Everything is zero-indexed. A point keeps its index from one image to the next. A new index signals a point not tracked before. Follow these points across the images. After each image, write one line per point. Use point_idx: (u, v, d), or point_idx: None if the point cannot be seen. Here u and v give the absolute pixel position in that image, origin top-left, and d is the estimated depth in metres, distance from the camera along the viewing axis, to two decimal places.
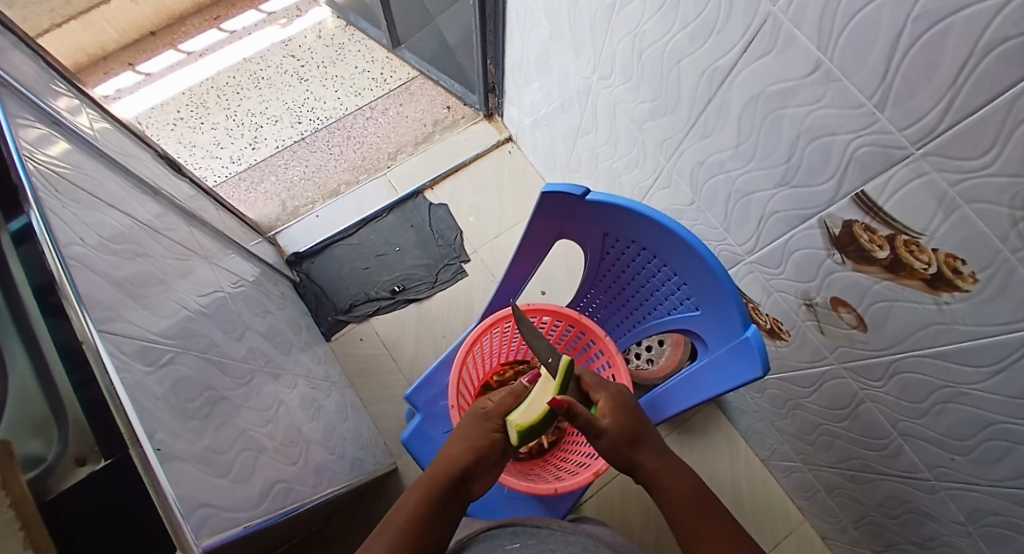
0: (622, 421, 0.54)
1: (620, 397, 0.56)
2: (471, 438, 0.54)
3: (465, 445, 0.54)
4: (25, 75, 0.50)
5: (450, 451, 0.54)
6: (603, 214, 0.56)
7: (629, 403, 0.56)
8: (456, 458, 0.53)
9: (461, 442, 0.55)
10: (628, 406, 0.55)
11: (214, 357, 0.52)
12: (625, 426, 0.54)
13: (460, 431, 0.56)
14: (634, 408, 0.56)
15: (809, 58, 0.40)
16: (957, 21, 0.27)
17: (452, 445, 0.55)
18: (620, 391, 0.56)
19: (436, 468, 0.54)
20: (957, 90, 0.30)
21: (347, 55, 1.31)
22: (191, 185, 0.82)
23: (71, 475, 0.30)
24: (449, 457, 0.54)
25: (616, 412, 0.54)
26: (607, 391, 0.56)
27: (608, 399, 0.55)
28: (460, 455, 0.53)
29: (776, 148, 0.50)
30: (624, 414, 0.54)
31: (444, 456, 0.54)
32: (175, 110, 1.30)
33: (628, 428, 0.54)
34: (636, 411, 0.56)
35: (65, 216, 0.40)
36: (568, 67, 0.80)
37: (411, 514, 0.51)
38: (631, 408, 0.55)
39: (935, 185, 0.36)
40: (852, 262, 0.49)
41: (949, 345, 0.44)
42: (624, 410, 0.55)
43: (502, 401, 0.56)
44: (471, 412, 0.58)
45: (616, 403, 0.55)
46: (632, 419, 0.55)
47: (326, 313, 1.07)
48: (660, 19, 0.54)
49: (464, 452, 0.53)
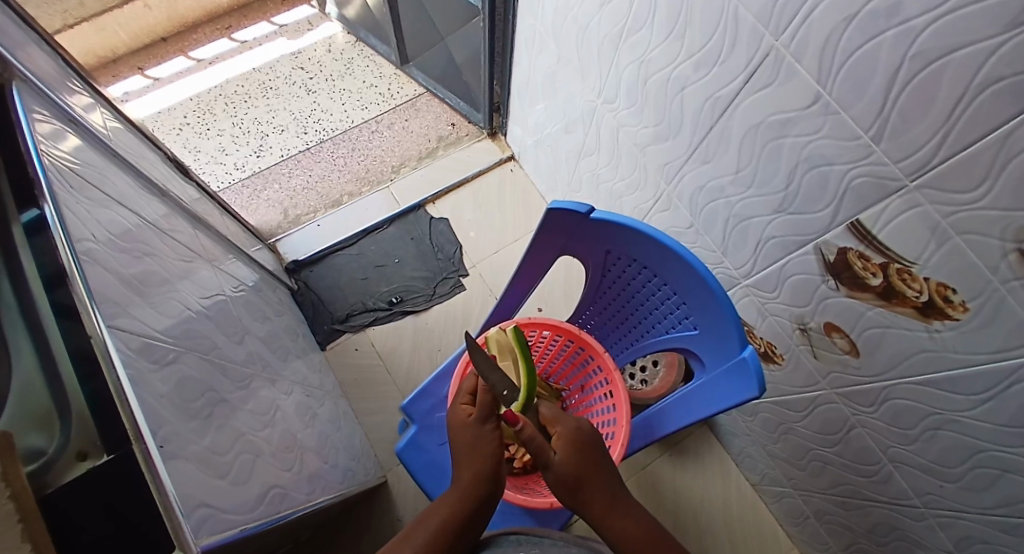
0: (572, 461, 0.53)
1: (576, 433, 0.55)
2: (487, 446, 0.56)
3: (485, 450, 0.55)
4: (44, 71, 0.51)
5: (469, 463, 0.55)
6: (607, 232, 0.57)
7: (586, 441, 0.55)
8: (480, 469, 0.55)
9: (478, 452, 0.55)
10: (581, 447, 0.54)
11: (215, 359, 0.52)
12: (573, 467, 0.53)
13: (470, 441, 0.56)
14: (592, 446, 0.55)
15: (808, 90, 0.42)
16: (953, 60, 0.30)
17: (471, 456, 0.55)
18: (578, 427, 0.55)
19: (467, 480, 0.54)
20: (952, 124, 0.32)
21: (356, 70, 1.34)
22: (196, 188, 0.83)
23: (70, 471, 0.30)
24: (476, 467, 0.55)
25: (565, 451, 0.53)
26: (564, 427, 0.54)
27: (561, 436, 0.54)
28: (485, 460, 0.55)
29: (775, 175, 0.52)
30: (574, 454, 0.53)
31: (471, 469, 0.55)
32: (182, 115, 1.31)
33: (577, 468, 0.53)
34: (591, 450, 0.55)
35: (78, 211, 0.41)
36: (573, 90, 0.82)
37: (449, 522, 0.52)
38: (586, 447, 0.54)
39: (928, 216, 0.37)
40: (846, 288, 0.50)
41: (939, 372, 0.45)
42: (576, 450, 0.54)
43: (484, 401, 0.56)
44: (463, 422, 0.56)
45: (566, 442, 0.54)
46: (583, 459, 0.53)
47: (323, 322, 1.07)
48: (666, 48, 0.56)
49: (488, 457, 0.55)
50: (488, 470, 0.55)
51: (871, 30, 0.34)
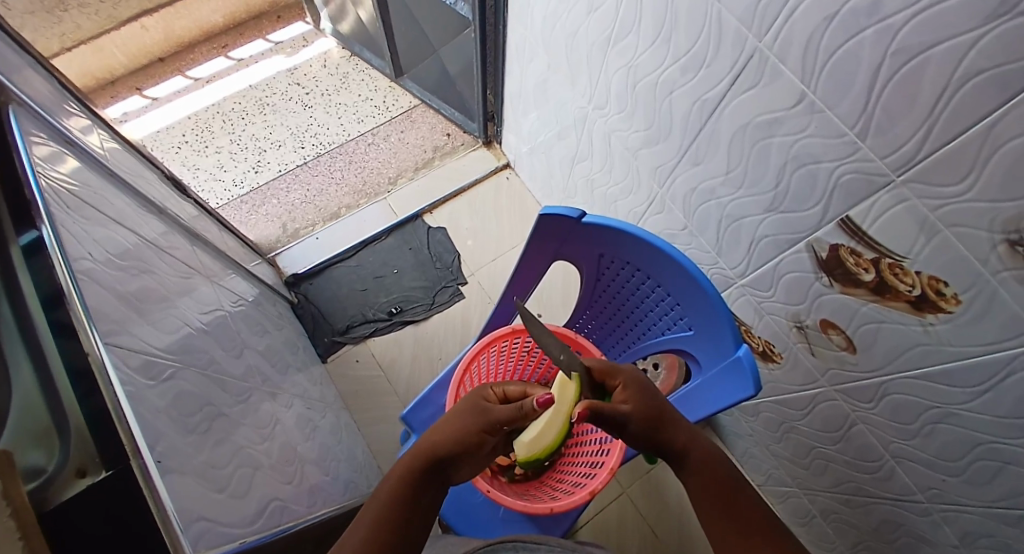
0: (644, 403, 0.52)
1: (637, 379, 0.53)
2: (459, 428, 0.54)
3: (450, 428, 0.55)
4: (41, 95, 0.52)
5: (440, 433, 0.55)
6: (600, 236, 0.57)
7: (646, 385, 0.53)
8: (445, 439, 0.54)
9: (453, 424, 0.55)
10: (646, 389, 0.53)
11: (214, 374, 0.53)
12: (648, 408, 0.51)
13: (451, 419, 0.56)
14: (654, 392, 0.53)
15: (793, 90, 0.43)
16: (934, 54, 0.30)
17: (444, 430, 0.55)
18: (635, 374, 0.54)
19: (418, 450, 0.54)
20: (934, 119, 0.32)
21: (351, 84, 1.35)
22: (195, 205, 0.84)
23: (70, 487, 0.29)
24: (432, 442, 0.54)
25: (634, 395, 0.52)
26: (625, 376, 0.53)
27: (626, 384, 0.52)
28: (443, 439, 0.54)
29: (765, 175, 0.52)
30: (644, 397, 0.52)
31: (433, 438, 0.54)
32: (180, 134, 1.33)
33: (649, 408, 0.51)
34: (654, 392, 0.54)
35: (75, 231, 0.41)
36: (564, 97, 0.83)
37: (391, 500, 0.49)
38: (650, 390, 0.53)
39: (916, 210, 0.38)
40: (839, 285, 0.50)
41: (935, 366, 0.45)
42: (643, 391, 0.52)
43: (506, 410, 0.55)
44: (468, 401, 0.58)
45: (634, 388, 0.52)
46: (652, 400, 0.52)
47: (323, 334, 1.07)
48: (652, 53, 0.57)
49: (448, 440, 0.54)
50: (440, 451, 0.53)
51: (851, 28, 0.34)
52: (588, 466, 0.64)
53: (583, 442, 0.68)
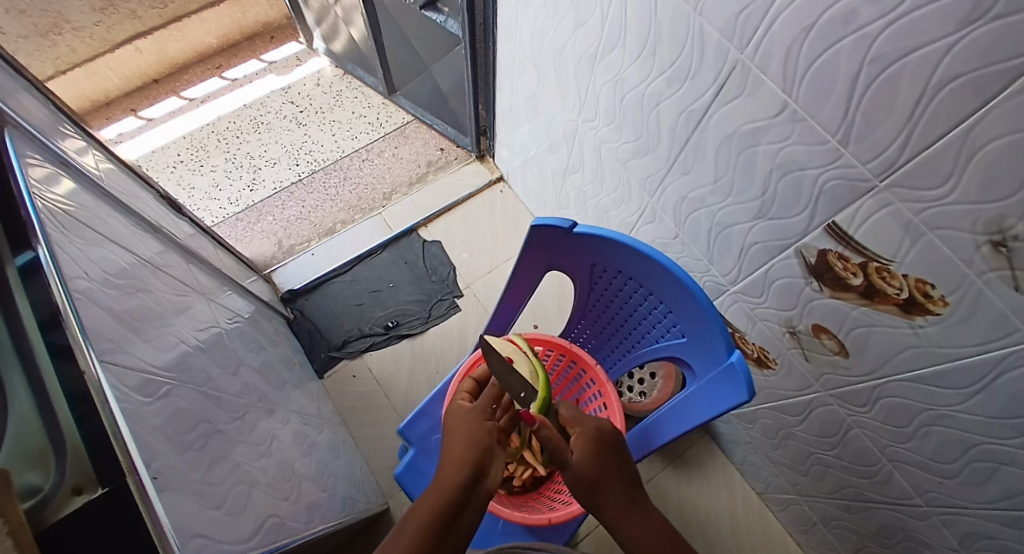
0: (591, 461, 0.53)
1: (596, 436, 0.55)
2: (473, 435, 0.55)
3: (464, 439, 0.54)
4: (36, 118, 0.53)
5: (454, 453, 0.53)
6: (592, 246, 0.58)
7: (605, 443, 0.55)
8: (462, 458, 0.52)
9: (461, 441, 0.54)
10: (602, 448, 0.54)
11: (209, 391, 0.52)
12: (594, 469, 0.53)
13: (460, 433, 0.55)
14: (612, 445, 0.55)
15: (775, 100, 0.44)
16: (910, 62, 0.31)
17: (457, 448, 0.54)
18: (597, 428, 0.55)
19: (444, 471, 0.52)
20: (913, 125, 0.34)
21: (345, 102, 1.37)
22: (190, 224, 0.84)
23: (67, 506, 0.29)
24: (456, 460, 0.52)
25: (585, 450, 0.54)
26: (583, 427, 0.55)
27: (581, 436, 0.55)
28: (464, 451, 0.53)
29: (752, 183, 0.53)
30: (593, 454, 0.54)
31: (450, 460, 0.53)
32: (175, 153, 1.34)
33: (595, 468, 0.53)
34: (612, 453, 0.55)
35: (71, 251, 0.42)
36: (555, 110, 0.85)
37: (419, 535, 0.48)
38: (605, 449, 0.54)
39: (900, 214, 0.38)
40: (829, 289, 0.51)
41: (927, 368, 0.46)
42: (597, 450, 0.54)
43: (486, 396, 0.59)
44: (457, 410, 0.58)
45: (587, 444, 0.54)
46: (603, 462, 0.53)
47: (319, 351, 1.07)
48: (639, 67, 0.58)
49: (469, 449, 0.53)
50: (470, 461, 0.52)
51: (829, 38, 0.36)
52: None
53: None
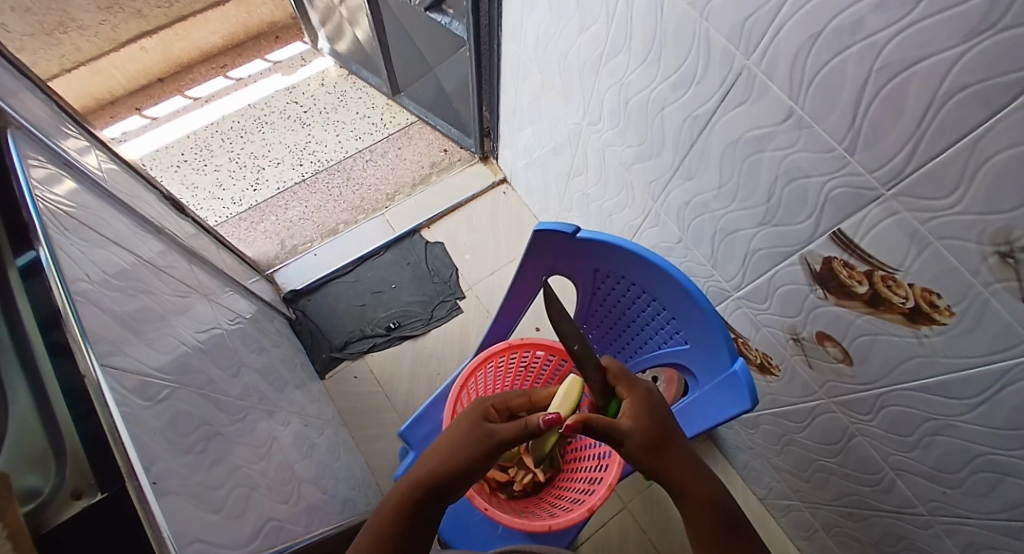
0: (646, 426, 0.50)
1: (647, 400, 0.52)
2: (466, 452, 0.52)
3: (453, 454, 0.53)
4: (38, 118, 0.53)
5: (440, 453, 0.54)
6: (595, 252, 0.58)
7: (657, 408, 0.52)
8: (444, 458, 0.53)
9: (452, 444, 0.54)
10: (655, 413, 0.51)
11: (210, 393, 0.52)
12: (649, 434, 0.49)
13: (455, 443, 0.54)
14: (663, 414, 0.51)
15: (781, 106, 0.43)
16: (917, 72, 0.31)
17: (444, 451, 0.53)
18: (647, 393, 0.52)
19: (419, 472, 0.52)
20: (921, 134, 0.33)
21: (349, 102, 1.37)
22: (192, 224, 0.84)
23: (67, 510, 0.29)
24: (438, 460, 0.53)
25: (638, 415, 0.50)
26: (633, 394, 0.52)
27: (631, 401, 0.51)
28: (447, 460, 0.52)
29: (756, 190, 0.53)
30: (648, 421, 0.50)
31: (433, 461, 0.53)
32: (180, 152, 1.34)
33: (652, 433, 0.49)
34: (665, 420, 0.51)
35: (72, 253, 0.42)
36: (559, 113, 0.84)
37: (385, 525, 0.48)
38: (659, 414, 0.51)
39: (906, 223, 0.38)
40: (834, 297, 0.51)
41: (931, 378, 0.45)
42: (650, 414, 0.51)
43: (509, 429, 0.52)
44: (469, 421, 0.56)
45: (639, 409, 0.51)
46: (657, 427, 0.50)
47: (321, 351, 1.07)
48: (643, 71, 0.58)
49: (451, 465, 0.52)
50: (445, 466, 0.52)
51: (835, 46, 0.35)
52: (586, 481, 0.64)
53: (582, 457, 0.68)
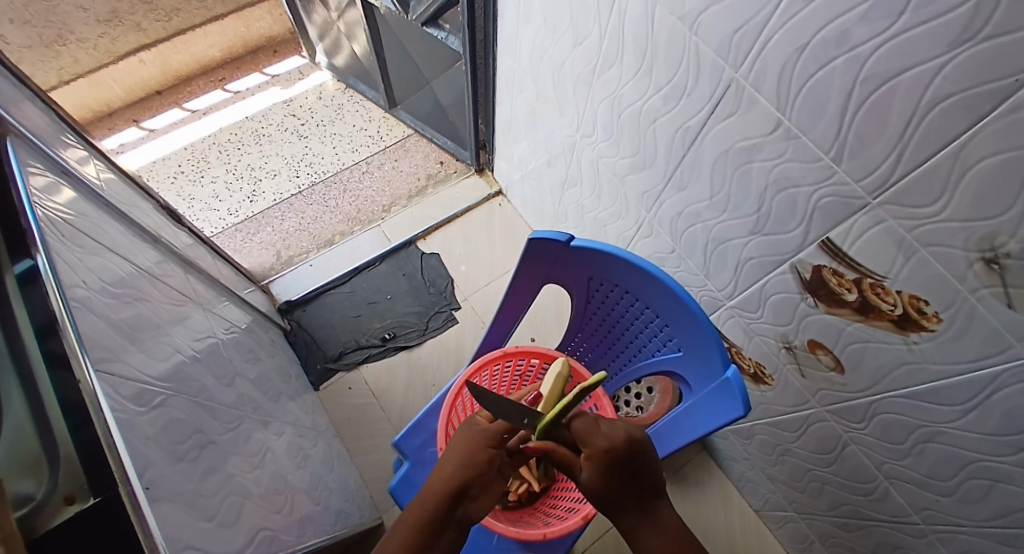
0: (601, 482, 0.51)
1: (606, 457, 0.51)
2: (468, 455, 0.53)
3: (459, 462, 0.53)
4: (39, 128, 0.53)
5: (444, 468, 0.53)
6: (588, 260, 0.59)
7: (619, 461, 0.51)
8: (450, 474, 0.53)
9: (456, 457, 0.54)
10: (614, 467, 0.51)
11: (204, 401, 0.52)
12: (602, 489, 0.51)
13: (456, 450, 0.55)
14: (623, 469, 0.51)
15: (769, 118, 0.45)
16: (901, 82, 0.32)
17: (450, 463, 0.53)
18: (609, 449, 0.51)
19: (429, 490, 0.52)
20: (905, 142, 0.34)
21: (346, 115, 1.39)
22: (189, 233, 0.84)
23: (58, 516, 0.29)
24: (445, 475, 0.53)
25: (594, 472, 0.51)
26: (593, 449, 0.51)
27: (589, 459, 0.52)
28: (455, 473, 0.53)
29: (747, 200, 0.54)
30: (603, 477, 0.51)
31: (440, 476, 0.53)
32: (176, 164, 1.34)
33: (605, 491, 0.51)
34: (625, 471, 0.51)
35: (70, 260, 0.42)
36: (553, 126, 0.86)
37: (403, 548, 0.49)
38: (618, 469, 0.51)
39: (893, 231, 0.39)
40: (825, 305, 0.51)
41: (922, 384, 0.46)
42: (607, 472, 0.51)
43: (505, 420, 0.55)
44: (465, 428, 0.57)
45: (595, 467, 0.51)
46: (611, 482, 0.51)
47: (315, 362, 1.06)
48: (635, 84, 0.59)
49: (461, 476, 0.52)
50: (454, 482, 0.52)
51: (821, 59, 0.37)
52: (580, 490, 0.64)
53: None
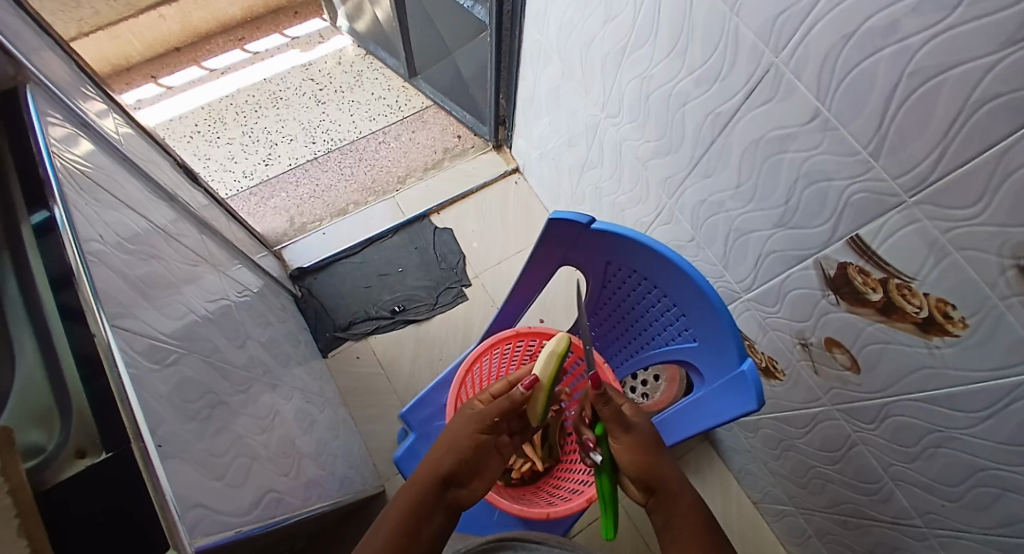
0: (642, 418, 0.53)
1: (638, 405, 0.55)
2: (456, 440, 0.54)
3: (448, 447, 0.54)
4: (59, 77, 0.52)
5: (432, 456, 0.54)
6: (608, 244, 0.58)
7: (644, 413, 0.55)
8: (438, 462, 0.53)
9: (445, 445, 0.54)
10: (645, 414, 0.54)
11: (215, 362, 0.52)
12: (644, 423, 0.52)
13: (445, 436, 0.56)
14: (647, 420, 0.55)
15: (807, 106, 0.43)
16: (950, 77, 0.30)
17: (439, 450, 0.54)
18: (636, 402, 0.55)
19: (418, 475, 0.53)
20: (948, 141, 0.33)
21: (365, 82, 1.36)
22: (204, 194, 0.84)
23: (69, 468, 0.29)
24: (433, 462, 0.53)
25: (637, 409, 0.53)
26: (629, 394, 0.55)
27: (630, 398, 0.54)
28: (444, 458, 0.53)
29: (775, 191, 0.52)
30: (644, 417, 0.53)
31: (428, 462, 0.54)
32: (192, 124, 1.34)
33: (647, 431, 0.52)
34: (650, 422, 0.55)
35: (87, 213, 0.41)
36: (577, 104, 0.84)
37: (396, 529, 0.49)
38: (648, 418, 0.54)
39: (926, 231, 0.38)
40: (846, 303, 0.50)
41: (940, 390, 0.45)
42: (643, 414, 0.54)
43: (496, 405, 0.54)
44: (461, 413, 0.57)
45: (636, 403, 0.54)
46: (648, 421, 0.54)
47: (324, 330, 1.07)
48: (668, 63, 0.57)
49: (450, 461, 0.53)
50: (442, 468, 0.52)
51: (869, 47, 0.35)
52: (585, 473, 0.64)
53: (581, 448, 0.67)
